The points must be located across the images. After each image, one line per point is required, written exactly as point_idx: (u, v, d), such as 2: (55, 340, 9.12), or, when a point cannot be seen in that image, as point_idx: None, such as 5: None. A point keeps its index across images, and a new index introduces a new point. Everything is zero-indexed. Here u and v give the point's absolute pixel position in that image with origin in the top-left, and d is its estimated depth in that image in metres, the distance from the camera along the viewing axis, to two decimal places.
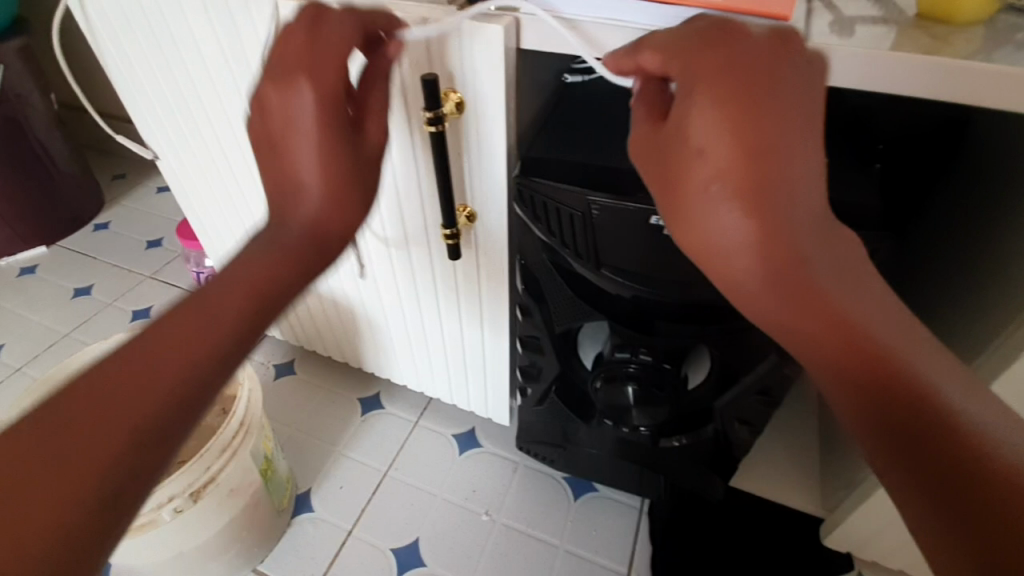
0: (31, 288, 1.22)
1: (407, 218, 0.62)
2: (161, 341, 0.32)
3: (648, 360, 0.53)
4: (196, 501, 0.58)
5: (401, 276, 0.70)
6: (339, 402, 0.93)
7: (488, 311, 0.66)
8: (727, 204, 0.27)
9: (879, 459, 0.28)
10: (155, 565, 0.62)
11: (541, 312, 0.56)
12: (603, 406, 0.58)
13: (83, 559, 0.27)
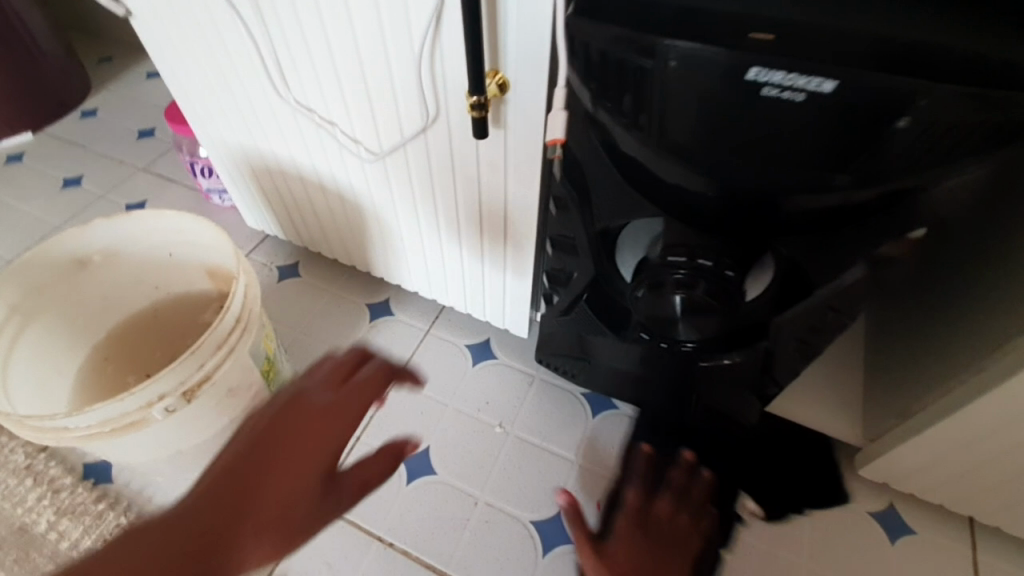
0: (18, 178, 1.13)
1: (426, 92, 0.52)
2: None
3: (706, 266, 0.45)
4: (191, 400, 0.53)
5: (416, 165, 0.61)
6: (346, 306, 0.87)
7: (516, 208, 0.58)
8: None
9: None
10: (154, 462, 0.58)
11: (579, 206, 0.48)
12: (643, 317, 0.51)
13: None
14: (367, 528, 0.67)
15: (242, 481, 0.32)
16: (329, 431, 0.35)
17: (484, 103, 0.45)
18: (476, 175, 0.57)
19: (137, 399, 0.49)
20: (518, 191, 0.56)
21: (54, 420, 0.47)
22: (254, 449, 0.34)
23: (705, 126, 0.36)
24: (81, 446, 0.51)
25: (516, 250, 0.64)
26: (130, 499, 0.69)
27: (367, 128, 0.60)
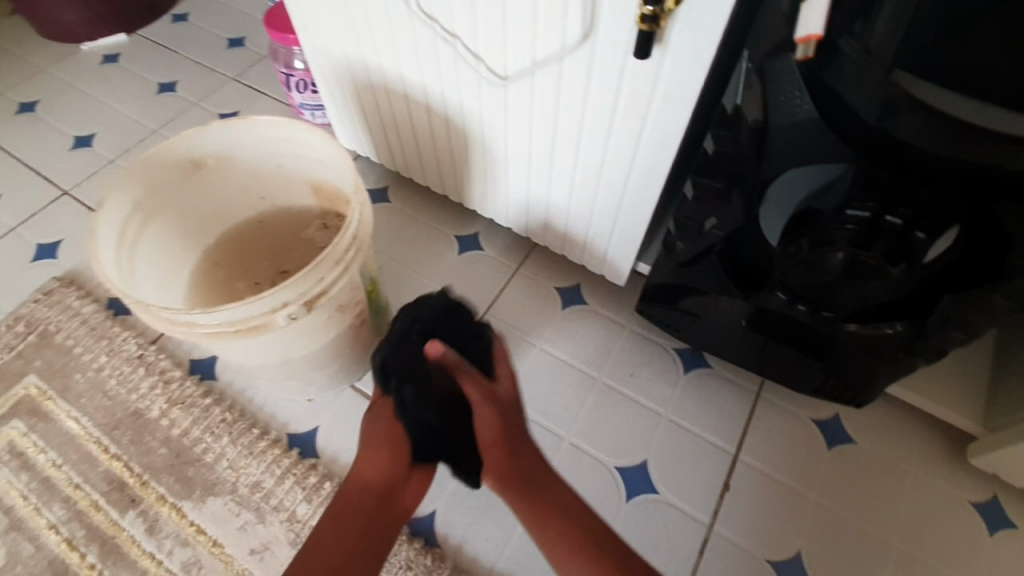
0: (115, 78, 1.14)
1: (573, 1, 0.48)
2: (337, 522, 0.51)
3: (894, 223, 0.44)
4: (312, 310, 0.53)
5: (542, 91, 0.57)
6: (435, 236, 0.86)
7: (651, 141, 0.55)
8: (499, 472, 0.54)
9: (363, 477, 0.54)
10: (267, 366, 0.60)
11: (747, 135, 0.45)
12: (792, 269, 0.50)
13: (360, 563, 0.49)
14: None
15: (371, 514, 0.52)
16: (400, 482, 0.55)
17: (657, 15, 0.42)
18: (614, 103, 0.54)
19: (264, 304, 0.50)
20: (658, 123, 0.53)
21: (191, 316, 0.49)
22: (377, 486, 0.53)
23: (924, 44, 0.33)
24: (208, 343, 0.53)
25: (637, 189, 0.61)
26: (232, 397, 0.72)
27: (496, 45, 0.56)
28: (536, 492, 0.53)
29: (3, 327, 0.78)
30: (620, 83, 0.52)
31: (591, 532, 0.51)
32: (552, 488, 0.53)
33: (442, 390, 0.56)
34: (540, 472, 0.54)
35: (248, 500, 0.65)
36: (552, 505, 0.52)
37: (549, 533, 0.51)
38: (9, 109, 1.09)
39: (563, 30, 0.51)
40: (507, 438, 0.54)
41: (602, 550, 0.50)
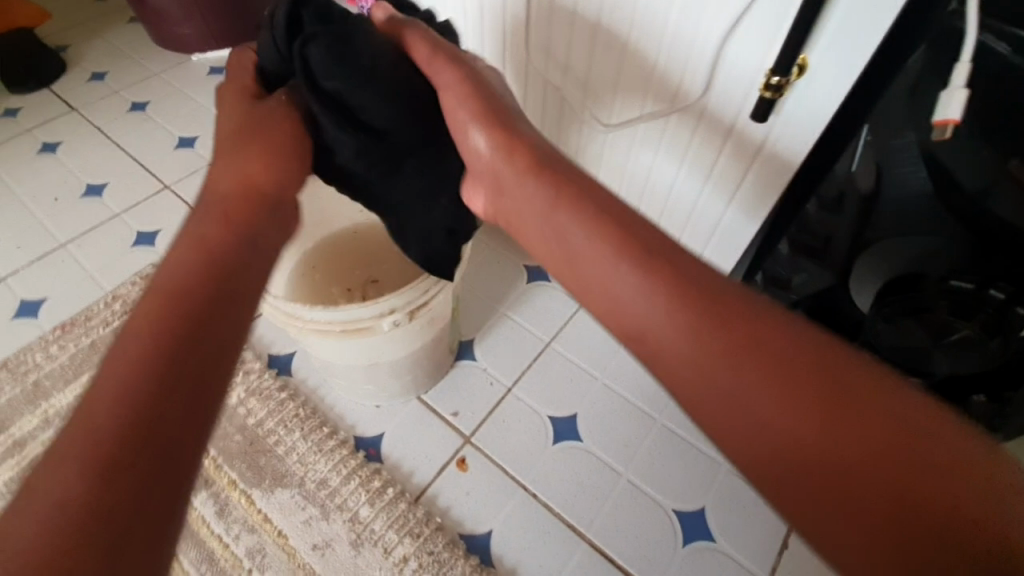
0: (220, 87, 1.23)
1: (694, 69, 0.53)
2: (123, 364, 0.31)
3: (997, 297, 0.45)
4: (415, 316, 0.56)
5: (647, 140, 0.63)
6: (507, 264, 0.90)
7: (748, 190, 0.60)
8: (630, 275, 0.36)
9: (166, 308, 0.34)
10: (358, 366, 0.64)
11: (853, 206, 0.50)
12: (886, 334, 0.52)
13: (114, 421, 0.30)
14: (514, 474, 0.70)
15: (184, 343, 0.33)
16: (224, 302, 0.36)
17: (781, 85, 0.46)
18: (715, 157, 0.59)
19: (374, 308, 0.53)
20: (761, 173, 0.58)
21: (307, 313, 0.53)
22: (183, 297, 0.34)
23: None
24: (314, 338, 0.57)
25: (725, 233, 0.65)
26: (305, 394, 0.76)
27: (605, 96, 0.61)
28: (767, 429, 0.29)
29: (102, 304, 0.84)
30: (725, 137, 0.57)
31: (841, 462, 0.27)
32: (790, 361, 0.30)
33: (366, 55, 0.43)
34: (763, 359, 0.31)
35: (313, 496, 0.67)
36: (803, 392, 0.29)
37: (780, 462, 0.29)
38: (122, 106, 1.18)
39: (678, 88, 0.56)
40: (684, 288, 0.34)
41: (866, 469, 0.27)
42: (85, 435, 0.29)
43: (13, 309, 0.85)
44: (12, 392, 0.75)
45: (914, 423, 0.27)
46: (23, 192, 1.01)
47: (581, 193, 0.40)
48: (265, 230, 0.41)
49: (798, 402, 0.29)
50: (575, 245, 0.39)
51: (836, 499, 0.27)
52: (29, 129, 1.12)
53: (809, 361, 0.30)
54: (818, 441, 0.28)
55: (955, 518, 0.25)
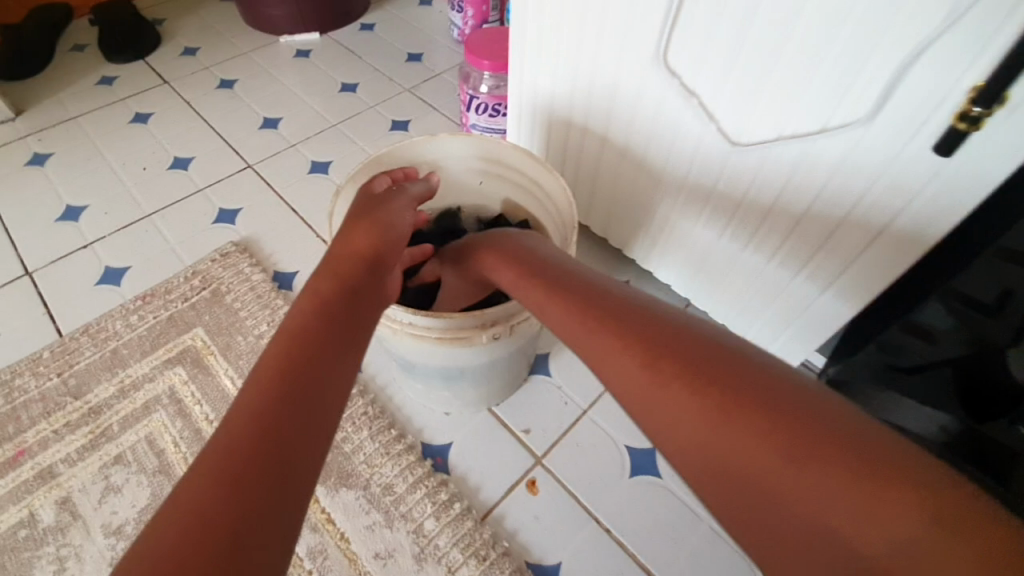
0: (305, 70, 1.23)
1: (861, 91, 0.46)
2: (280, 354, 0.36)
3: None
4: (515, 332, 0.56)
5: (775, 168, 0.56)
6: None
7: (890, 238, 0.53)
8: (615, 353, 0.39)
9: (308, 307, 0.40)
10: (442, 372, 0.63)
11: None
12: None
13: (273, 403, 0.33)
14: (586, 505, 0.66)
15: (297, 376, 0.35)
16: (344, 358, 0.38)
17: (982, 116, 0.41)
18: (866, 189, 0.51)
19: (478, 318, 0.53)
20: (921, 215, 0.50)
21: (409, 316, 0.52)
22: (305, 346, 0.37)
23: None
24: (408, 345, 0.57)
25: (861, 272, 0.57)
26: (375, 392, 0.74)
27: (738, 111, 0.55)
28: (731, 464, 0.31)
29: (181, 278, 0.84)
30: (885, 168, 0.49)
31: (807, 510, 0.29)
32: (780, 419, 0.31)
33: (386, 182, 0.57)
34: (732, 402, 0.33)
35: (378, 501, 0.65)
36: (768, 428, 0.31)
37: (753, 506, 0.30)
38: (211, 82, 1.20)
39: (837, 106, 0.48)
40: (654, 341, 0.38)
41: (819, 506, 0.28)
42: (250, 415, 0.32)
43: (97, 274, 0.86)
44: (92, 358, 0.76)
45: (886, 462, 0.28)
46: (114, 159, 1.03)
47: (569, 296, 0.45)
48: (390, 243, 0.49)
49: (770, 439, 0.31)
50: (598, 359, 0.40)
51: (800, 535, 0.28)
52: (123, 98, 1.15)
53: (780, 406, 0.31)
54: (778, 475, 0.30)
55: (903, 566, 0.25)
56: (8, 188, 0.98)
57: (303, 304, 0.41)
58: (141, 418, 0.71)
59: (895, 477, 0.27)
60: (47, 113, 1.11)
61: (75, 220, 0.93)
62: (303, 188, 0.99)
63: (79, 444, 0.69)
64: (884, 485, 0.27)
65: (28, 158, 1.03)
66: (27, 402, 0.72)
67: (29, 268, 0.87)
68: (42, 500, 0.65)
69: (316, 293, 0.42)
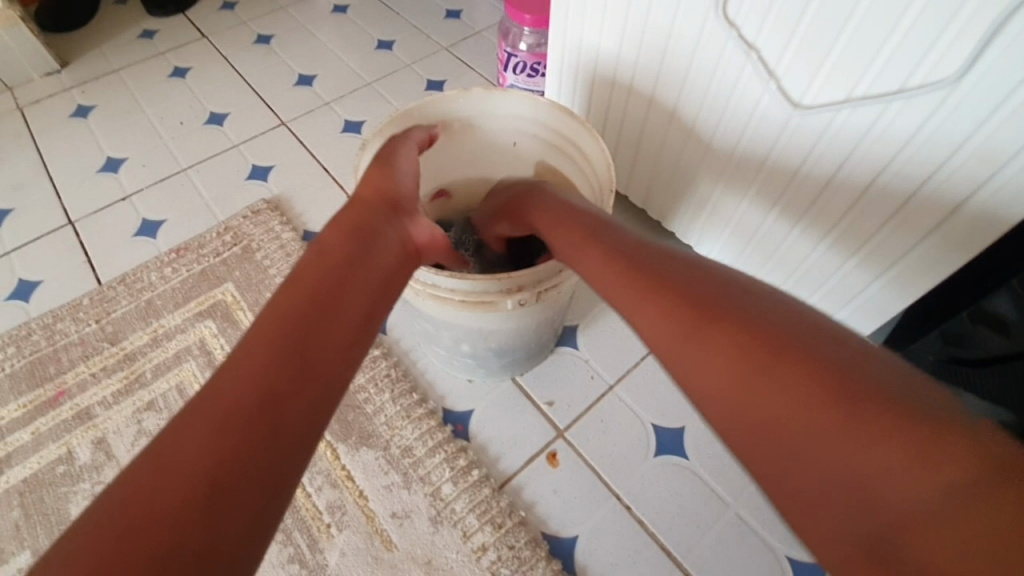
0: (342, 27, 1.20)
1: (948, 48, 0.41)
2: (281, 304, 0.38)
3: None
4: (529, 301, 0.53)
5: (840, 133, 0.51)
6: None
7: (968, 214, 0.48)
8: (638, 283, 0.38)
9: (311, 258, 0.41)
10: (466, 338, 0.61)
11: None
12: None
13: (267, 351, 0.35)
14: (607, 481, 0.64)
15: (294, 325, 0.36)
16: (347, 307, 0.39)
17: None
18: (941, 163, 0.46)
19: (503, 283, 0.51)
20: (1011, 188, 0.44)
21: (432, 276, 0.51)
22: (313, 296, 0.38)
23: None
24: (431, 307, 0.55)
25: (929, 252, 0.52)
26: (398, 355, 0.73)
27: (803, 70, 0.50)
28: (740, 412, 0.30)
29: (214, 234, 0.85)
30: (971, 134, 0.43)
31: (811, 453, 0.27)
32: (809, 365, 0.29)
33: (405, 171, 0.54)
34: (727, 329, 0.32)
35: (398, 462, 0.65)
36: (761, 358, 0.30)
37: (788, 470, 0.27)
38: (249, 37, 1.18)
39: (919, 64, 0.43)
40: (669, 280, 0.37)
41: (827, 449, 0.26)
42: (242, 361, 0.34)
43: (135, 226, 0.88)
44: (127, 307, 0.78)
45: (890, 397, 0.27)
46: (153, 113, 1.04)
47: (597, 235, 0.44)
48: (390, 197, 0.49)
49: (765, 369, 0.30)
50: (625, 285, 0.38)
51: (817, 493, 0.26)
52: (163, 52, 1.15)
53: (769, 327, 0.32)
54: (786, 419, 0.28)
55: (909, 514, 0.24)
56: (54, 139, 1.00)
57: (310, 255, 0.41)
58: (173, 367, 0.73)
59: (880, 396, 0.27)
60: (91, 65, 1.13)
61: (115, 171, 0.95)
62: (336, 147, 0.98)
63: (115, 389, 0.71)
64: (874, 404, 0.26)
65: (72, 110, 1.05)
66: (67, 345, 0.74)
67: (72, 217, 0.89)
68: (79, 440, 0.67)
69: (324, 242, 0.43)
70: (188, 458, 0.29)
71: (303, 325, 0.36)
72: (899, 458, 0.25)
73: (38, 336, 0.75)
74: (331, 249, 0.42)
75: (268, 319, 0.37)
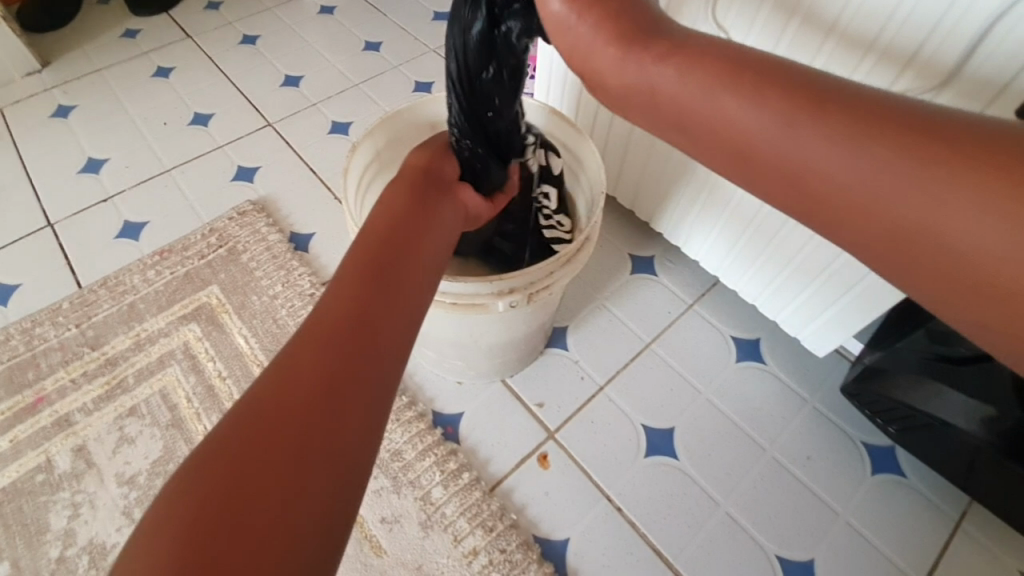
0: (329, 28, 1.19)
1: (924, 58, 0.43)
2: (357, 257, 0.32)
3: None
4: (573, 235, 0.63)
5: None
6: (612, 249, 0.83)
7: None
8: (709, 77, 0.31)
9: (381, 215, 0.36)
10: (455, 341, 0.61)
11: None
12: None
13: (342, 312, 0.29)
14: (598, 483, 0.64)
15: (371, 280, 0.31)
16: (420, 267, 0.34)
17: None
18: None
19: (495, 285, 0.51)
20: None
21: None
22: (384, 253, 0.33)
23: None
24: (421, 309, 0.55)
25: None
26: None
27: None
28: (834, 181, 0.28)
29: (199, 235, 0.83)
30: None
31: (849, 184, 0.27)
32: (900, 127, 0.27)
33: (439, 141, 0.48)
34: (802, 102, 0.28)
35: (387, 466, 0.64)
36: (855, 125, 0.27)
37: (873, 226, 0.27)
38: (235, 38, 1.17)
39: (903, 69, 0.44)
40: (749, 65, 0.30)
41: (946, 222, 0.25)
42: (315, 325, 0.28)
43: (117, 228, 0.86)
44: (109, 311, 0.76)
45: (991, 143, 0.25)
46: (136, 113, 1.02)
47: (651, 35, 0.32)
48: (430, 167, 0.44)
49: (811, 122, 0.28)
50: (691, 90, 0.31)
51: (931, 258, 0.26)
52: (146, 52, 1.13)
53: (812, 82, 0.29)
54: (876, 179, 0.27)
55: (937, 234, 0.25)
56: (33, 140, 0.98)
57: (378, 215, 0.36)
58: (156, 372, 0.72)
59: (921, 129, 0.26)
60: (72, 64, 1.11)
61: (96, 173, 0.93)
62: (323, 148, 0.97)
63: (96, 394, 0.69)
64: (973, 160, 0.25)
65: (53, 110, 1.03)
66: (47, 351, 0.72)
67: (52, 219, 0.87)
68: (58, 447, 0.66)
69: (392, 202, 0.37)
70: (259, 436, 0.24)
71: (379, 282, 0.31)
72: (998, 207, 0.24)
73: (16, 341, 0.73)
74: (399, 211, 0.37)
75: (342, 274, 0.31)
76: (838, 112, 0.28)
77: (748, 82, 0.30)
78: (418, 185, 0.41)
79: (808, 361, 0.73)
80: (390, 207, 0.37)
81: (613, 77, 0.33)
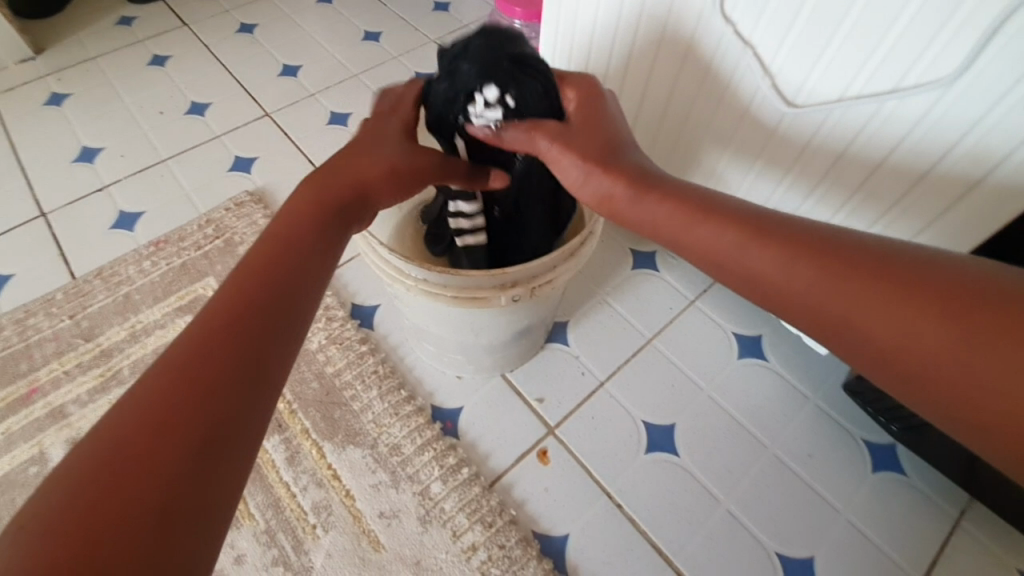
0: (327, 17, 1.18)
1: (938, 49, 0.43)
2: (251, 286, 0.34)
3: None
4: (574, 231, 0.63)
5: (831, 132, 0.53)
6: (613, 244, 0.82)
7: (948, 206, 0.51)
8: (750, 245, 0.37)
9: (285, 231, 0.37)
10: (456, 335, 0.60)
11: None
12: None
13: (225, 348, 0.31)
14: (598, 479, 0.64)
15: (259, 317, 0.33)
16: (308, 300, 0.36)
17: None
18: (946, 149, 0.47)
19: (497, 279, 0.50)
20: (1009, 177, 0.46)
21: (424, 271, 0.50)
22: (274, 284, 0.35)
23: None
24: (422, 303, 0.54)
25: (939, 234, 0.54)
26: (386, 352, 0.72)
27: (801, 61, 0.50)
28: (867, 333, 0.34)
29: (195, 226, 0.82)
30: (975, 124, 0.45)
31: (873, 331, 0.33)
32: (917, 285, 0.32)
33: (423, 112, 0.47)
34: (834, 264, 0.35)
35: (386, 461, 0.63)
36: (876, 282, 0.33)
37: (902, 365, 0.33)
38: (232, 26, 1.15)
39: (916, 62, 0.44)
40: (784, 233, 0.37)
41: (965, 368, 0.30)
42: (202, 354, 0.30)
43: (111, 217, 0.85)
44: (104, 302, 0.75)
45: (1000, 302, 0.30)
46: (131, 102, 1.00)
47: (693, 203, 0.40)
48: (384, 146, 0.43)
49: (835, 280, 0.34)
50: (739, 257, 0.38)
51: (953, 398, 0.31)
52: (142, 40, 1.11)
53: (836, 246, 0.35)
54: (895, 329, 0.33)
55: (956, 377, 0.31)
56: (26, 128, 0.96)
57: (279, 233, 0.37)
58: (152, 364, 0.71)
59: (940, 290, 0.32)
60: (67, 52, 1.09)
61: (91, 162, 0.92)
62: (321, 139, 0.96)
63: (90, 386, 0.69)
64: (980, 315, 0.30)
65: (47, 98, 1.01)
66: (41, 341, 0.71)
67: (45, 208, 0.86)
68: (52, 440, 0.65)
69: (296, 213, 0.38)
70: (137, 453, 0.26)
71: (265, 320, 0.33)
72: (997, 356, 0.29)
73: (9, 331, 0.72)
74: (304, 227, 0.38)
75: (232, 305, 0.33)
76: (858, 271, 0.34)
77: (784, 245, 0.36)
78: (337, 180, 0.41)
79: (810, 358, 0.73)
80: (293, 222, 0.38)
81: (632, 215, 0.41)
